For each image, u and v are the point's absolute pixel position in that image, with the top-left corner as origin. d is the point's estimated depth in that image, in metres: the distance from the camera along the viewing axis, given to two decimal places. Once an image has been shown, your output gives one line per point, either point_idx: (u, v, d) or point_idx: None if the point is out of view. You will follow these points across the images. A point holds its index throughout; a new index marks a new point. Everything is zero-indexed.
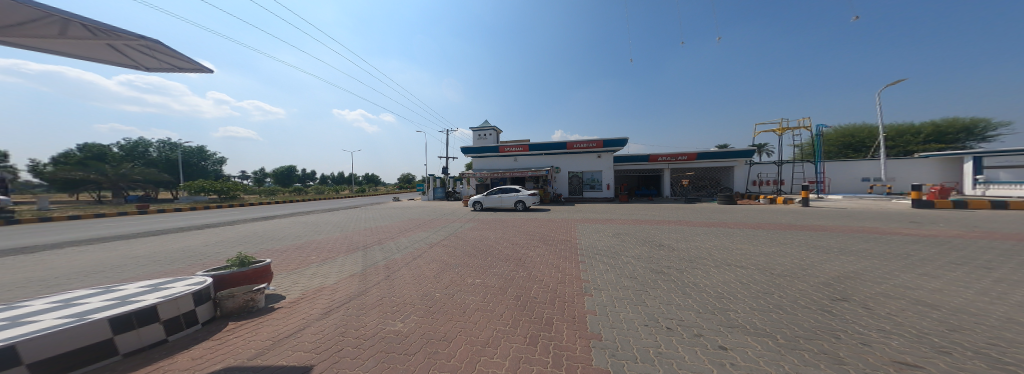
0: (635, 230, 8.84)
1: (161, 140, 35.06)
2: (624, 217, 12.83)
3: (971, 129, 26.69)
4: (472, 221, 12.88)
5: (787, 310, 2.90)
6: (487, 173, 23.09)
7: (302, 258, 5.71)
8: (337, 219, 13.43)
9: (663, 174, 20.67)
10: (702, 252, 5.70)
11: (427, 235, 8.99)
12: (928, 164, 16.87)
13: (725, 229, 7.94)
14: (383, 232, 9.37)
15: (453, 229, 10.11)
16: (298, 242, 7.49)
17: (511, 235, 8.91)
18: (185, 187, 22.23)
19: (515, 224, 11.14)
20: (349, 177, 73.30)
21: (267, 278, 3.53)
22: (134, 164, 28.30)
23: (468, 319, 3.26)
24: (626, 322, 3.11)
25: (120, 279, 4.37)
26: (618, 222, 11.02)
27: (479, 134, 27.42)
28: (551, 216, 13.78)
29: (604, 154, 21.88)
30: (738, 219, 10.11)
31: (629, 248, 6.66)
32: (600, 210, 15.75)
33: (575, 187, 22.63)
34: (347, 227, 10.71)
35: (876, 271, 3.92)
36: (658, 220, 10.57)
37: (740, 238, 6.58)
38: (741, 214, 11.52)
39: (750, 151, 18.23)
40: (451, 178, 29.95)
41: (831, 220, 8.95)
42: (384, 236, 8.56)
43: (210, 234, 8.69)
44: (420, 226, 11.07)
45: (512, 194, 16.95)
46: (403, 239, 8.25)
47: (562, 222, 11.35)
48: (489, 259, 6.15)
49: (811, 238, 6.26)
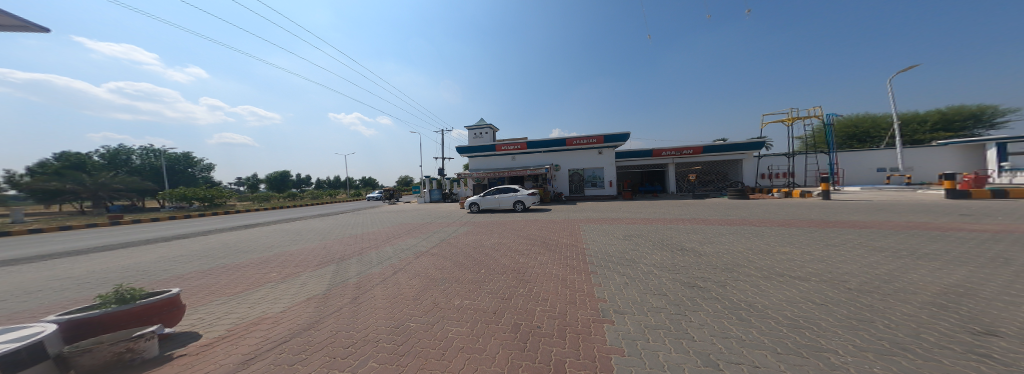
0: (647, 230, 7.97)
1: (145, 147, 33.86)
2: (631, 215, 11.91)
3: (979, 115, 25.85)
4: (468, 224, 11.96)
5: (920, 352, 1.97)
6: (483, 173, 22.21)
7: (259, 272, 4.79)
8: (326, 225, 12.51)
9: (667, 170, 19.77)
10: (737, 257, 4.78)
11: (418, 242, 8.10)
12: (946, 152, 15.97)
13: (752, 227, 6.98)
14: (369, 240, 8.42)
15: (445, 235, 9.14)
16: (269, 252, 6.58)
17: (510, 240, 7.97)
18: (167, 195, 21.18)
19: (515, 227, 10.25)
20: (344, 181, 72.18)
21: (169, 316, 2.27)
22: (114, 173, 27.21)
23: (448, 366, 2.30)
24: (673, 370, 2.13)
25: (9, 311, 3.38)
26: (625, 221, 10.12)
27: (474, 132, 26.48)
28: (553, 216, 12.82)
29: (605, 150, 20.98)
30: (759, 215, 9.18)
31: (647, 253, 5.73)
32: (605, 209, 14.86)
33: (575, 184, 21.74)
34: (332, 234, 9.79)
35: (989, 285, 3.01)
36: (670, 219, 9.65)
37: (777, 240, 5.63)
38: (758, 209, 10.62)
39: (761, 142, 17.24)
40: (447, 179, 29.06)
41: (866, 215, 8.02)
42: (369, 245, 7.65)
43: (174, 247, 7.72)
44: (412, 231, 10.11)
45: (509, 195, 16.02)
46: (388, 247, 7.32)
47: (565, 224, 10.38)
48: (483, 271, 5.20)
49: (861, 238, 5.34)
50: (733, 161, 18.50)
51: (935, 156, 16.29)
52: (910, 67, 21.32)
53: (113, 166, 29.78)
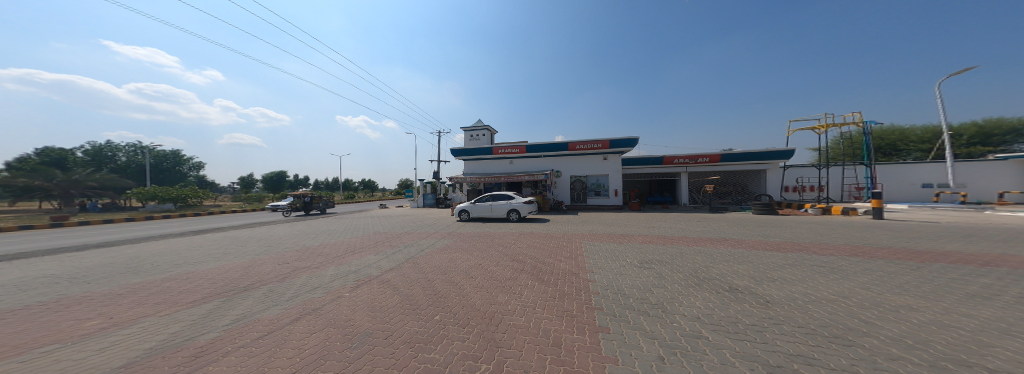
0: (670, 255, 6.19)
1: (131, 143, 32.90)
2: (643, 230, 10.13)
3: (1020, 130, 23.95)
4: (451, 236, 10.24)
5: None
6: (479, 177, 20.70)
7: (73, 318, 3.00)
8: (291, 233, 10.85)
9: (680, 179, 18.02)
10: (842, 316, 2.92)
11: (379, 260, 6.40)
12: (1006, 169, 14.05)
13: (816, 257, 5.17)
14: (319, 254, 6.71)
15: (416, 251, 7.43)
16: (162, 276, 4.86)
17: (492, 264, 6.22)
18: (136, 194, 19.69)
19: (503, 243, 8.56)
20: (342, 183, 71.17)
21: None
22: (95, 170, 26.23)
23: None
24: None
25: None
26: (637, 239, 8.36)
27: (472, 134, 24.99)
28: (550, 229, 11.09)
29: (610, 156, 19.29)
30: (808, 237, 7.35)
31: (682, 296, 3.93)
32: (611, 222, 13.10)
33: (577, 193, 20.02)
34: (283, 244, 8.10)
35: None
36: (693, 238, 7.83)
37: (877, 283, 3.80)
38: (798, 228, 8.81)
39: (788, 150, 15.41)
40: (441, 183, 27.48)
41: (958, 242, 6.17)
42: (312, 263, 5.92)
43: (63, 263, 6.04)
44: (380, 244, 8.41)
45: (503, 203, 14.35)
46: (333, 267, 5.58)
47: (565, 241, 8.62)
48: (436, 320, 3.43)
49: (1013, 286, 3.52)
50: (755, 171, 16.65)
51: (991, 171, 14.37)
52: (962, 71, 19.47)
53: (96, 162, 28.78)
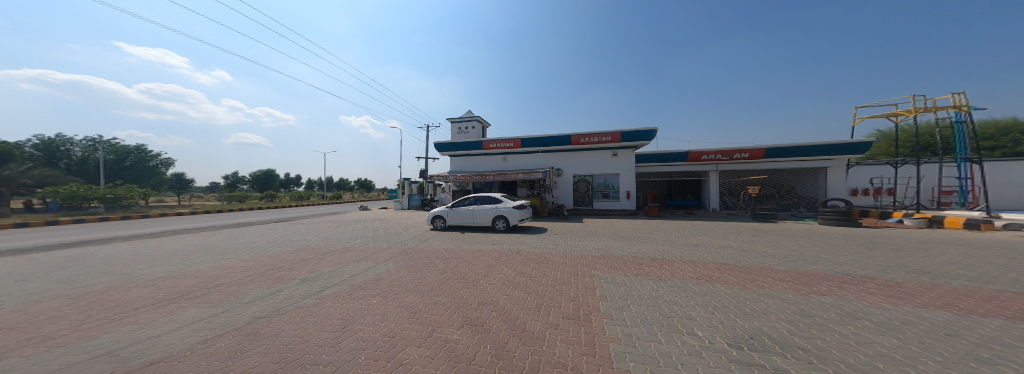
0: (797, 325, 2.87)
1: (91, 138, 30.58)
2: (680, 252, 6.83)
3: None
4: (400, 255, 7.10)
5: None
6: (464, 175, 17.53)
7: None
8: (182, 247, 7.71)
9: (708, 179, 14.72)
10: None
11: (198, 316, 3.14)
12: None
13: None
14: (95, 305, 3.45)
15: (309, 290, 4.24)
16: None
17: (417, 343, 2.97)
18: (48, 193, 16.31)
19: (465, 275, 5.29)
20: (332, 181, 68.46)
21: None
22: (38, 166, 23.62)
23: None
24: None
25: None
26: (687, 272, 5.08)
27: (460, 127, 21.84)
28: (544, 246, 7.90)
29: (622, 151, 16.03)
30: (1011, 277, 4.03)
31: None
32: (627, 234, 9.85)
33: (581, 195, 16.75)
34: (100, 276, 4.85)
35: None
36: (791, 274, 4.49)
37: None
38: (945, 254, 5.42)
39: (856, 143, 12.02)
40: (426, 183, 24.30)
41: None
42: (7, 337, 2.63)
43: None
44: (271, 271, 5.23)
45: (486, 207, 11.22)
46: (17, 356, 2.30)
47: (566, 271, 5.38)
48: None
49: None
50: (806, 171, 13.29)
51: None
52: None
53: (47, 158, 26.60)
